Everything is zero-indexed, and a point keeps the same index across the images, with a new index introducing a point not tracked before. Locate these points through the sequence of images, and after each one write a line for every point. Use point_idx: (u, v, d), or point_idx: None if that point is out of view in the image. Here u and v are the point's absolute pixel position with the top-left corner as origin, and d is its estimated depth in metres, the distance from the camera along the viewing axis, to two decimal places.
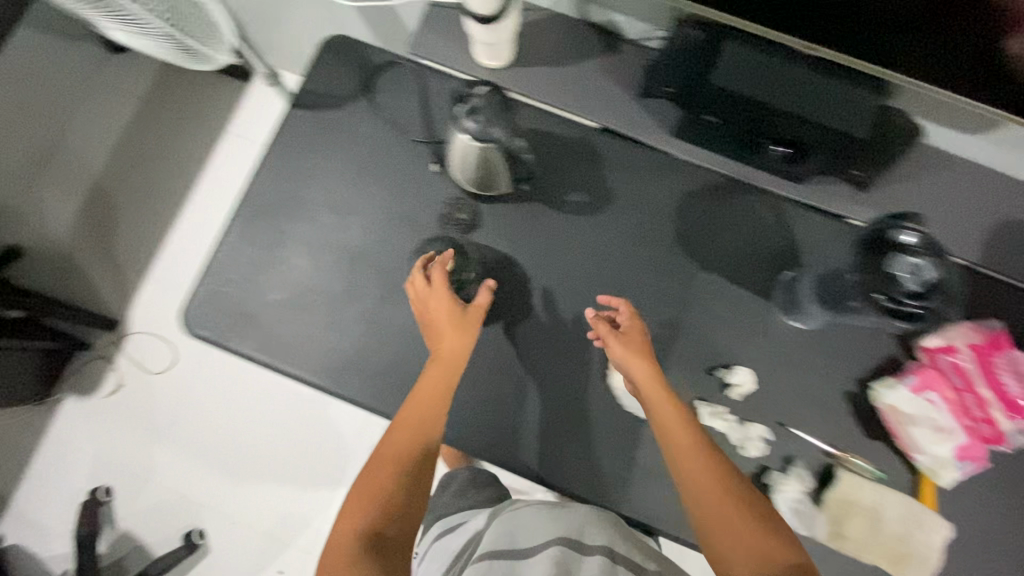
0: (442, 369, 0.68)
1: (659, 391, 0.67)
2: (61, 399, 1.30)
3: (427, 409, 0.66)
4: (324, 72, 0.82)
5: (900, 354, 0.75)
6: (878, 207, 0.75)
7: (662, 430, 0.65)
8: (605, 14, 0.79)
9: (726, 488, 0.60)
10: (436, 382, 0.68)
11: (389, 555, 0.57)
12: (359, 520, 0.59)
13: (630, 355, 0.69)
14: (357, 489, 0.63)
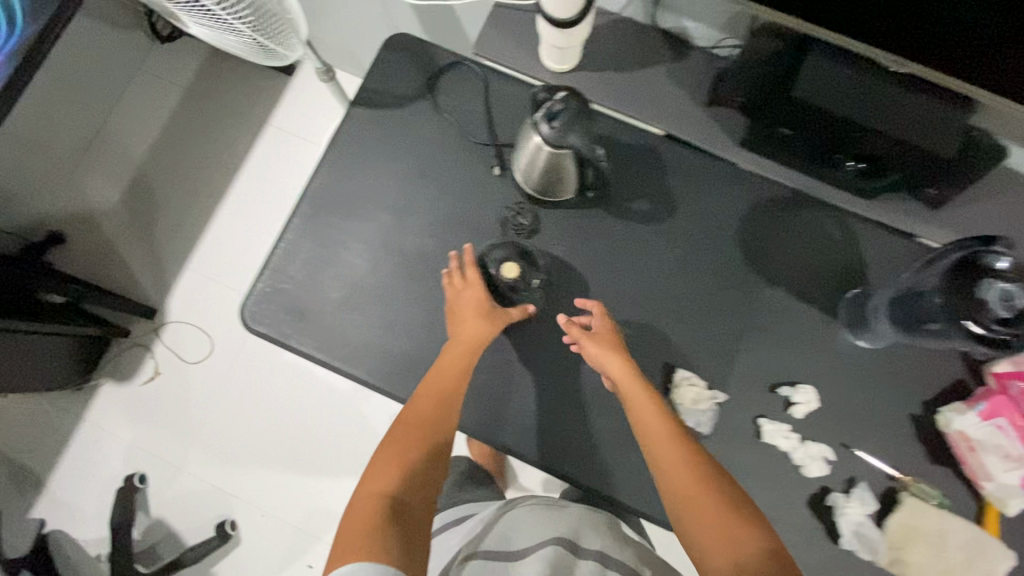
0: (457, 355, 0.70)
1: (636, 391, 0.67)
2: (99, 385, 1.31)
3: (442, 392, 0.68)
4: (388, 71, 0.81)
5: (967, 377, 0.74)
6: (952, 227, 0.73)
7: (643, 430, 0.65)
8: (677, 20, 0.78)
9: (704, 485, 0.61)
10: (453, 367, 0.69)
11: (407, 521, 0.59)
12: (382, 491, 0.61)
13: (607, 356, 0.69)
14: (376, 463, 0.65)
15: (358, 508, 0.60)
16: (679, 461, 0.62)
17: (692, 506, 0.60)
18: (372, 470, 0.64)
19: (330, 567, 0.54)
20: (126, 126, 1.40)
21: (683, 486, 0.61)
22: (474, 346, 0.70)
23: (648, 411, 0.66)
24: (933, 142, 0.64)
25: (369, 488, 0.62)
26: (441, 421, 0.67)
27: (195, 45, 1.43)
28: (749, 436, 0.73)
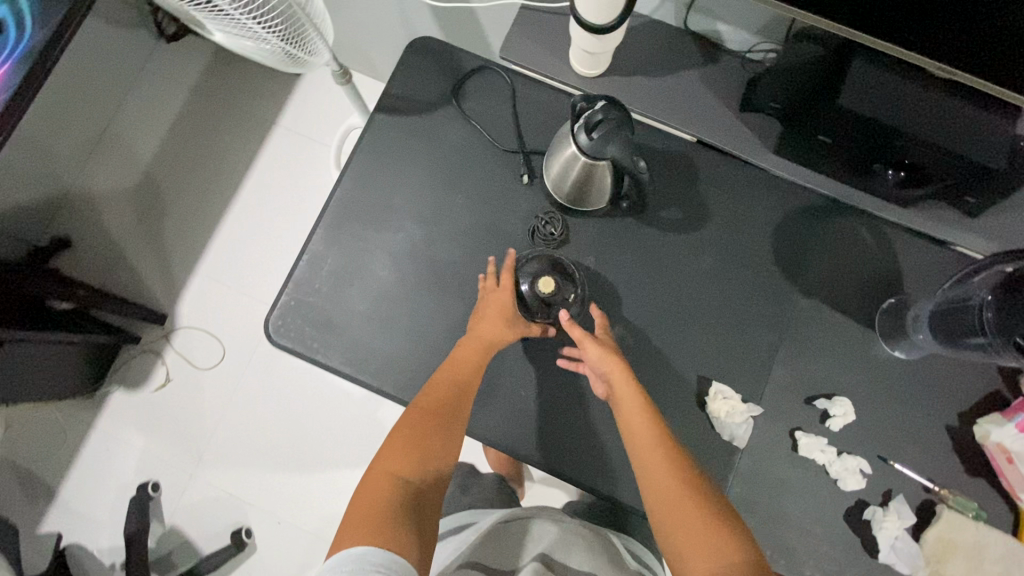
0: (474, 347, 0.68)
1: (630, 389, 0.66)
2: (109, 393, 1.29)
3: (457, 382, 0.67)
4: (412, 76, 0.79)
5: (1004, 388, 0.73)
6: (991, 235, 0.72)
7: (630, 426, 0.65)
8: (710, 24, 0.76)
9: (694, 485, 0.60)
10: (469, 358, 0.68)
11: (421, 510, 0.59)
12: (395, 475, 0.61)
13: (603, 358, 0.67)
14: (389, 446, 0.64)
15: (368, 490, 0.60)
16: (665, 464, 0.61)
17: (670, 510, 0.59)
18: (384, 451, 0.64)
19: (336, 547, 0.54)
20: (131, 128, 1.37)
21: (663, 488, 0.61)
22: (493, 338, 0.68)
23: (637, 413, 0.65)
24: (981, 153, 0.62)
25: (380, 471, 0.61)
26: (455, 412, 0.66)
27: (202, 44, 1.40)
28: (786, 449, 0.71)
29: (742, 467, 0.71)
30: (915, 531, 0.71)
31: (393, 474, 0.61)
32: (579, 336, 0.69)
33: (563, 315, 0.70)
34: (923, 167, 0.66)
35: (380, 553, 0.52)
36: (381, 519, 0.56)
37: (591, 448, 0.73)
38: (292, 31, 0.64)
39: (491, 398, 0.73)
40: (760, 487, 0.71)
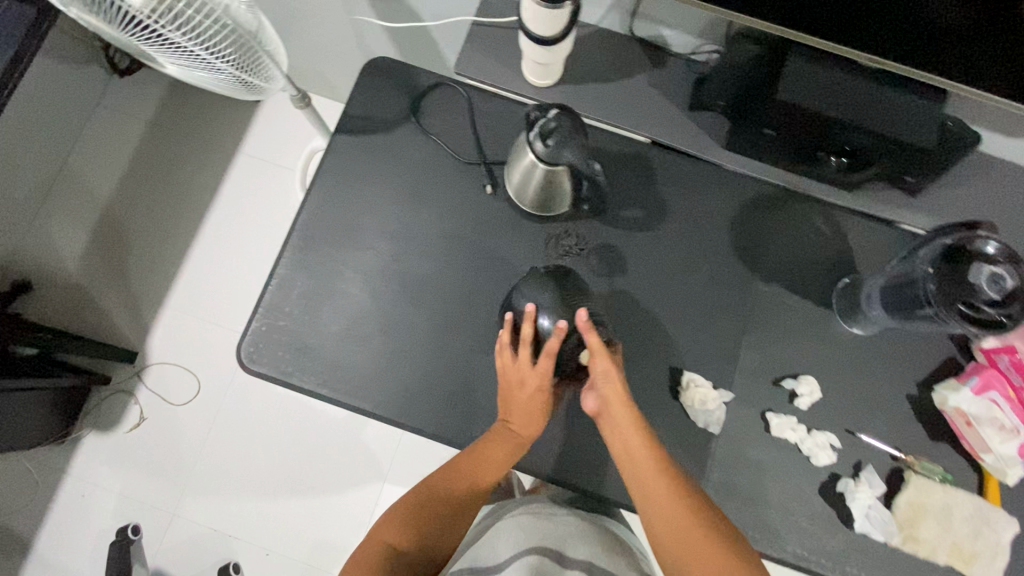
0: (503, 445, 0.69)
1: (633, 429, 0.66)
2: (82, 436, 1.26)
3: (472, 473, 0.71)
4: (370, 95, 0.80)
5: (957, 354, 0.77)
6: (929, 212, 0.76)
7: (633, 465, 0.66)
8: (655, 29, 0.79)
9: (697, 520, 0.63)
10: (493, 456, 0.69)
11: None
12: (389, 543, 0.68)
13: (608, 372, 0.67)
14: (398, 509, 0.71)
15: (366, 551, 0.68)
16: (666, 491, 0.65)
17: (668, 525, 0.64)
18: (387, 514, 0.71)
19: None
20: (89, 165, 1.35)
21: (668, 522, 0.64)
22: (522, 440, 0.69)
23: (639, 445, 0.66)
24: (912, 135, 0.66)
25: (378, 536, 0.69)
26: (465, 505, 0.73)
27: (158, 76, 1.39)
28: (759, 431, 0.74)
29: (721, 453, 0.73)
30: (888, 500, 0.73)
31: (389, 542, 0.68)
32: (592, 347, 0.66)
33: (581, 311, 0.65)
34: (863, 151, 0.70)
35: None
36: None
37: (574, 447, 0.73)
38: (244, 58, 0.64)
39: (471, 406, 0.73)
40: (737, 470, 0.73)
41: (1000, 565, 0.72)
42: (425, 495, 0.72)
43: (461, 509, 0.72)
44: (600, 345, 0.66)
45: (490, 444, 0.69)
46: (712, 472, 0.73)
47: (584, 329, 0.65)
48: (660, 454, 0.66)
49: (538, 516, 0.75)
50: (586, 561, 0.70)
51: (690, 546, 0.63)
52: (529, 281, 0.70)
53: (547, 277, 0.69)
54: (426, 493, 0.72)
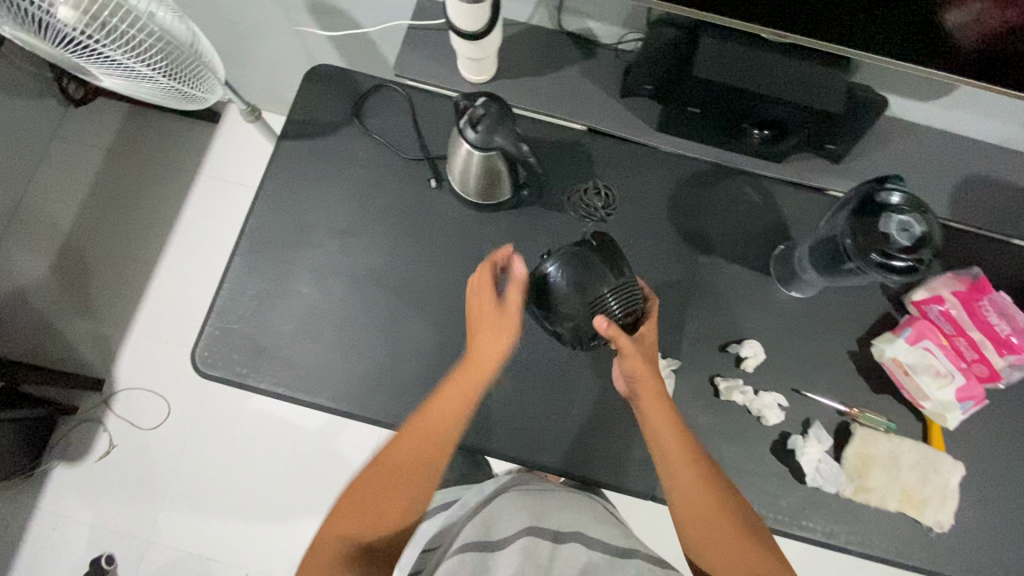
0: (450, 398, 0.66)
1: (666, 422, 0.66)
2: (50, 468, 1.24)
3: (430, 434, 0.65)
4: (313, 100, 0.83)
5: (892, 309, 0.80)
6: (851, 176, 0.81)
7: (665, 457, 0.66)
8: (582, 22, 0.83)
9: (719, 508, 0.64)
10: (444, 412, 0.66)
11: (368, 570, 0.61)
12: (341, 536, 0.62)
13: (639, 369, 0.66)
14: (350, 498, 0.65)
15: (316, 551, 0.62)
16: (696, 483, 0.65)
17: (678, 494, 0.65)
18: (338, 504, 0.65)
19: None
20: (47, 196, 1.35)
21: (697, 513, 0.65)
22: (474, 386, 0.66)
23: (671, 438, 0.66)
24: (822, 104, 0.71)
25: (330, 533, 0.63)
26: (427, 466, 0.65)
27: (113, 105, 1.41)
28: (709, 396, 0.76)
29: None
30: (837, 453, 0.76)
31: (340, 535, 0.63)
32: (621, 347, 0.65)
33: (602, 319, 0.63)
34: (782, 122, 0.74)
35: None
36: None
37: (532, 426, 0.75)
38: (180, 68, 0.67)
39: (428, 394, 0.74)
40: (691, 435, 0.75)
41: (952, 509, 0.74)
42: (377, 473, 0.64)
43: (422, 481, 0.64)
44: (629, 346, 0.64)
45: (438, 401, 0.66)
46: None
47: (607, 334, 0.64)
48: (692, 444, 0.66)
49: (524, 496, 0.72)
50: (579, 533, 0.67)
51: (711, 529, 0.64)
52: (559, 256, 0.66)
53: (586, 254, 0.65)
54: (379, 471, 0.65)
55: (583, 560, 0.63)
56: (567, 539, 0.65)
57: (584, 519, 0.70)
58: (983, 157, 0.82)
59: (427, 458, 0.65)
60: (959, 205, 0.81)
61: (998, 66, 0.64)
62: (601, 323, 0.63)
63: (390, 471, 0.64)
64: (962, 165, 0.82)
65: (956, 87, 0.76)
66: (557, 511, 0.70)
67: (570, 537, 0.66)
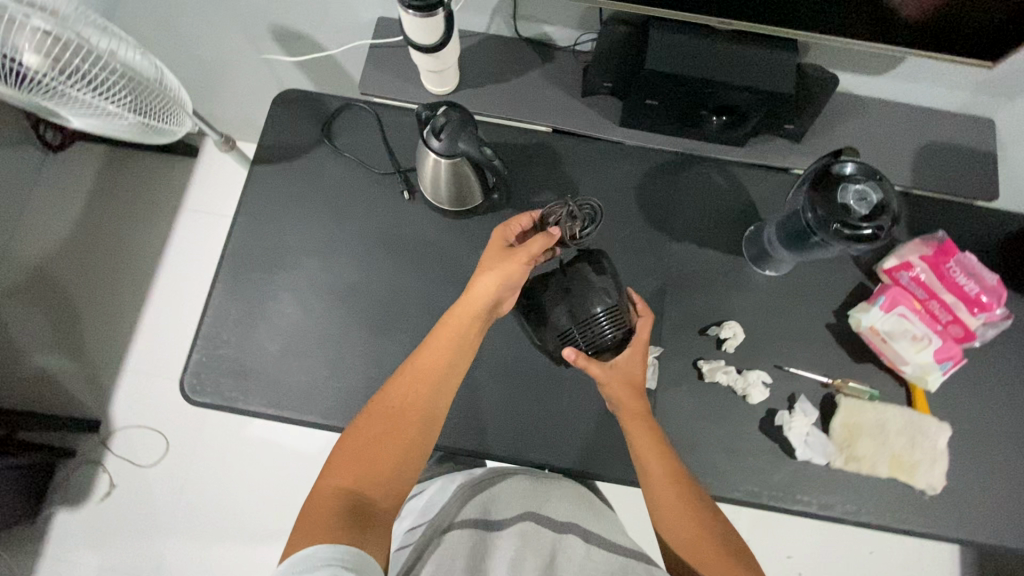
0: (455, 328, 0.67)
1: (644, 436, 0.67)
2: (53, 514, 1.23)
3: (432, 372, 0.66)
4: (283, 125, 0.85)
5: (865, 279, 0.82)
6: (812, 154, 0.83)
7: (645, 468, 0.66)
8: (538, 28, 0.86)
9: (694, 517, 0.64)
10: (444, 345, 0.66)
11: (368, 518, 0.58)
12: (340, 486, 0.60)
13: (618, 384, 0.68)
14: (340, 453, 0.62)
15: (316, 503, 0.58)
16: (672, 496, 0.65)
17: (651, 494, 0.66)
18: (335, 455, 0.63)
19: (290, 550, 0.55)
20: (31, 243, 1.36)
21: (674, 522, 0.64)
22: (476, 322, 0.68)
23: (647, 450, 0.66)
24: (777, 86, 0.72)
25: (329, 483, 0.60)
26: (425, 408, 0.65)
27: (92, 149, 1.43)
28: (694, 379, 0.77)
29: (661, 407, 0.76)
30: (824, 425, 0.77)
31: (342, 484, 0.60)
32: (596, 372, 0.67)
33: (569, 351, 0.67)
34: (739, 106, 0.76)
35: (331, 548, 0.52)
36: (329, 525, 0.55)
37: (522, 424, 0.76)
38: (148, 102, 0.68)
39: None
40: (680, 420, 0.76)
41: (942, 472, 0.74)
42: (377, 418, 0.64)
43: (425, 421, 0.64)
44: (598, 371, 0.67)
45: (438, 337, 0.67)
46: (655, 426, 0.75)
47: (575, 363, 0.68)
48: (671, 457, 0.67)
49: (521, 481, 0.72)
50: (574, 522, 0.67)
51: (686, 538, 0.64)
52: (553, 272, 0.70)
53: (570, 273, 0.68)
54: (380, 415, 0.64)
55: (580, 552, 0.63)
56: (563, 529, 0.66)
57: (579, 508, 0.70)
58: (939, 125, 0.84)
59: (429, 399, 0.65)
60: (920, 173, 0.83)
61: (940, 35, 0.66)
62: (570, 353, 0.66)
63: (391, 415, 0.64)
64: (919, 135, 0.84)
65: (903, 60, 0.78)
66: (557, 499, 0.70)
67: (565, 528, 0.66)
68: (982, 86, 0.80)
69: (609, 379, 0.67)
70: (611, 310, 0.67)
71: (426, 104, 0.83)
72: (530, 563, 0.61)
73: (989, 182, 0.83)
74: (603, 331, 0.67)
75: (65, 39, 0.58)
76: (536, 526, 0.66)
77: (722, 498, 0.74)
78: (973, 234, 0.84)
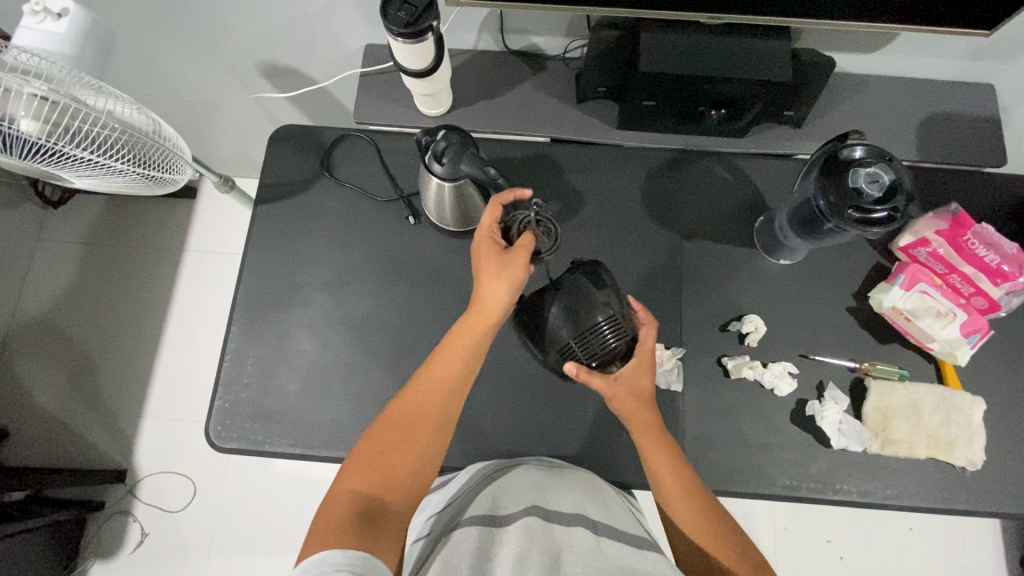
0: (467, 339, 0.66)
1: (660, 451, 0.65)
2: (89, 566, 1.23)
3: (446, 381, 0.64)
4: (282, 162, 0.85)
5: (882, 259, 0.81)
6: (814, 140, 0.82)
7: (659, 480, 0.65)
8: (526, 39, 0.85)
9: (709, 524, 0.63)
10: (455, 353, 0.65)
11: (382, 522, 0.56)
12: (355, 491, 0.58)
13: (631, 397, 0.66)
14: (354, 461, 0.61)
15: (327, 508, 0.57)
16: (688, 508, 0.63)
17: (664, 499, 0.65)
18: (348, 462, 0.61)
19: (305, 554, 0.54)
20: (41, 300, 1.36)
21: (690, 529, 0.63)
22: (486, 328, 0.66)
23: (662, 464, 0.65)
24: (775, 75, 0.71)
25: (344, 486, 0.59)
26: (440, 418, 0.64)
27: (92, 201, 1.43)
28: (720, 377, 0.76)
29: (689, 409, 0.75)
30: (857, 411, 0.76)
31: (356, 488, 0.59)
32: (601, 386, 0.66)
33: (572, 364, 0.65)
34: (737, 99, 0.75)
35: (342, 553, 0.52)
36: (343, 531, 0.54)
37: (551, 439, 0.75)
38: (148, 156, 0.68)
39: None
40: (710, 419, 0.75)
41: (980, 450, 0.73)
42: (391, 426, 0.62)
43: (440, 429, 0.63)
44: (603, 384, 0.66)
45: (449, 344, 0.66)
46: (685, 428, 0.75)
47: (578, 378, 0.66)
48: (686, 467, 0.66)
49: (532, 471, 0.69)
50: (581, 514, 0.63)
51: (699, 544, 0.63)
52: (551, 284, 0.69)
53: (577, 290, 0.67)
54: (392, 423, 0.62)
55: (588, 547, 0.59)
56: (570, 522, 0.62)
57: (589, 500, 0.66)
58: (938, 96, 0.83)
59: (443, 407, 0.64)
60: (925, 146, 0.82)
61: (936, 8, 0.65)
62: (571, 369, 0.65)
63: (405, 423, 0.62)
64: (920, 109, 0.83)
65: (897, 36, 0.77)
66: (566, 489, 0.66)
67: (574, 522, 0.62)
68: (977, 53, 0.79)
69: (615, 392, 0.66)
70: (617, 323, 0.66)
71: (423, 128, 0.82)
72: (537, 561, 0.56)
73: (995, 149, 0.82)
74: (611, 346, 0.66)
75: (63, 103, 0.57)
76: (543, 520, 0.62)
77: (759, 494, 0.73)
78: (986, 203, 0.83)
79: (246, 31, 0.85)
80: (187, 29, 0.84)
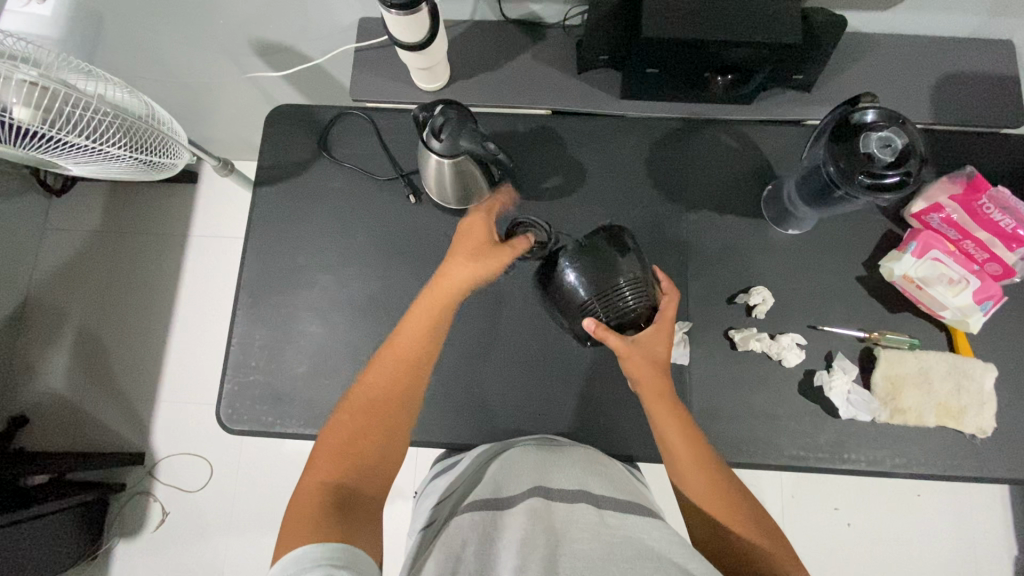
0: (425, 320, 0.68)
1: (674, 420, 0.66)
2: (114, 544, 1.27)
3: (401, 359, 0.66)
4: (280, 143, 0.84)
5: (893, 226, 0.79)
6: (822, 105, 0.80)
7: (671, 448, 0.65)
8: (524, 7, 0.81)
9: (719, 496, 0.63)
10: (416, 333, 0.67)
11: (349, 506, 0.57)
12: (326, 480, 0.58)
13: (639, 363, 0.66)
14: (321, 451, 0.61)
15: (298, 502, 0.56)
16: (703, 480, 0.64)
17: (675, 471, 0.65)
18: (318, 455, 0.61)
19: (282, 551, 0.52)
20: (50, 288, 1.38)
21: (705, 501, 0.64)
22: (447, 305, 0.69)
23: (677, 433, 0.65)
24: (783, 37, 0.68)
25: (313, 478, 0.59)
26: (405, 398, 0.65)
27: (94, 188, 1.43)
28: (726, 350, 0.76)
29: (696, 382, 0.75)
30: (865, 381, 0.75)
31: (325, 479, 0.59)
32: (615, 348, 0.66)
33: (589, 322, 0.65)
34: (745, 63, 0.72)
35: (320, 547, 0.50)
36: (317, 521, 0.53)
37: (558, 415, 0.75)
38: (141, 139, 0.67)
39: (449, 405, 0.75)
40: (716, 392, 0.75)
41: (989, 417, 0.72)
42: (354, 412, 0.63)
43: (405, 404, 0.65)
44: (619, 345, 0.65)
45: (407, 324, 0.67)
46: (690, 401, 0.75)
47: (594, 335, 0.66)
48: (698, 437, 0.66)
49: (535, 453, 0.69)
50: (585, 492, 0.63)
51: (713, 517, 0.63)
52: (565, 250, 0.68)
53: (597, 250, 0.66)
54: (357, 410, 0.63)
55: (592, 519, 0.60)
56: (573, 498, 0.62)
57: (591, 476, 0.66)
58: (955, 55, 0.80)
59: (406, 385, 0.65)
60: (939, 109, 0.79)
61: None
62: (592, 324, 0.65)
63: (369, 410, 0.63)
64: (936, 69, 0.80)
65: None
66: (569, 470, 0.67)
67: (575, 499, 0.62)
68: (997, 8, 0.75)
69: (631, 355, 0.66)
70: (633, 285, 0.65)
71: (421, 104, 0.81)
72: (542, 533, 0.57)
73: (1012, 110, 0.79)
74: (626, 306, 0.65)
75: (52, 88, 0.55)
76: (544, 500, 0.62)
77: (767, 464, 0.73)
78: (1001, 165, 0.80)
79: (235, 7, 0.82)
80: (175, 8, 0.82)
